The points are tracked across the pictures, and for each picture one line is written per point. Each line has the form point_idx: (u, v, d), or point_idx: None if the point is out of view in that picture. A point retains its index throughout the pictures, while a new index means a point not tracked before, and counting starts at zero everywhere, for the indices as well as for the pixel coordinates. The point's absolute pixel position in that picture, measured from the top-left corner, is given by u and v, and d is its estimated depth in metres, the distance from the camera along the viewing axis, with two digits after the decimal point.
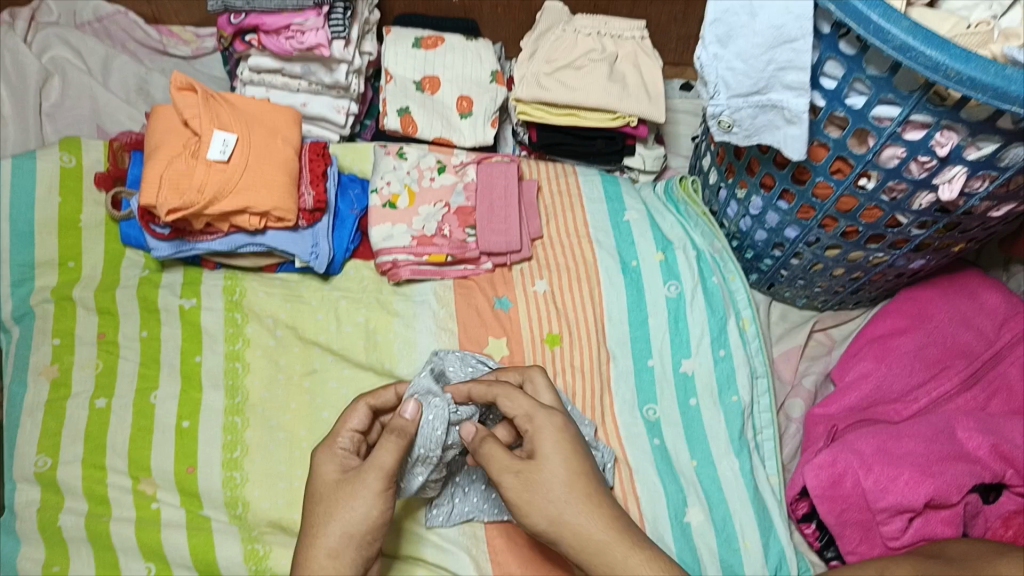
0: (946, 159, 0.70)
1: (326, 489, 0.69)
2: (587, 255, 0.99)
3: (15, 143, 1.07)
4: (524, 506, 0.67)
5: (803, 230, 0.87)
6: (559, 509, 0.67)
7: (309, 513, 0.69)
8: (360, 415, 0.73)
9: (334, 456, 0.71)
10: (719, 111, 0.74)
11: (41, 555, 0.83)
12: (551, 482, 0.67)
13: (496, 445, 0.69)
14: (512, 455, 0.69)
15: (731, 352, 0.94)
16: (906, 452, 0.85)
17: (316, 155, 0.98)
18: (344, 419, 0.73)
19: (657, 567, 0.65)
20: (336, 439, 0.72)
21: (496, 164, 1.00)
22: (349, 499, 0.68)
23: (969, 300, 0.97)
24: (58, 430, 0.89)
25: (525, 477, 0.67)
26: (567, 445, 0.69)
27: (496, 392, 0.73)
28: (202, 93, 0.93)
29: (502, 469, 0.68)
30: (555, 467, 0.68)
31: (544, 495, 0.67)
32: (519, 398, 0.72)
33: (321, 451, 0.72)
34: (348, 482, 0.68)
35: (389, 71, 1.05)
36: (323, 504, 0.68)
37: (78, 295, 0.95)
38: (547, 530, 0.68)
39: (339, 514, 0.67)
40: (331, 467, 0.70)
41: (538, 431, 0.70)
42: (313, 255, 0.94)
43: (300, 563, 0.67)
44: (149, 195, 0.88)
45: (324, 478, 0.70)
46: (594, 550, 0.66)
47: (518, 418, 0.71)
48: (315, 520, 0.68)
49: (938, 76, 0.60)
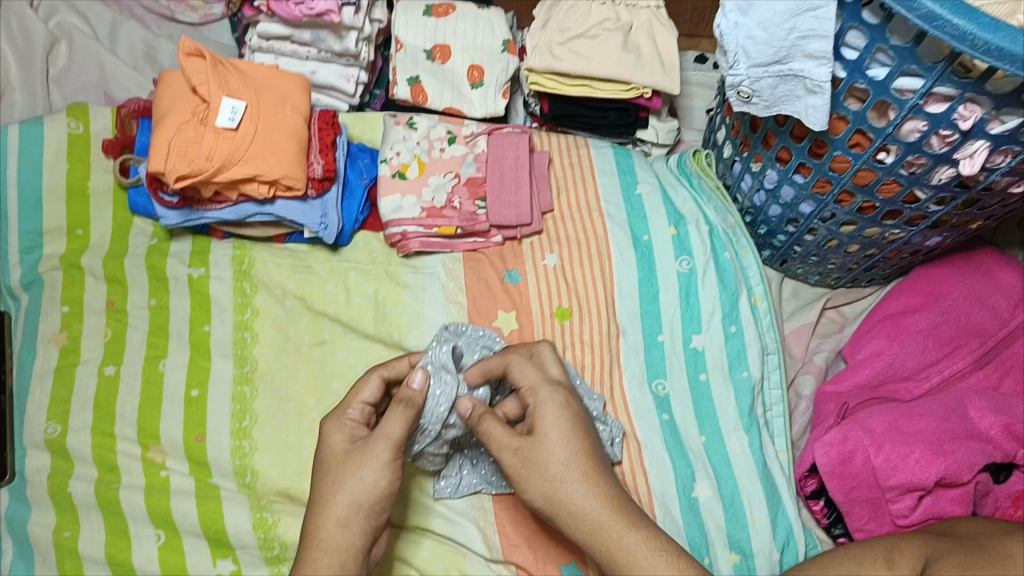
0: (968, 133, 0.68)
1: (335, 460, 0.69)
2: (598, 229, 0.98)
3: (21, 110, 1.07)
4: (522, 482, 0.68)
5: (818, 205, 0.85)
6: (555, 488, 0.67)
7: (317, 482, 0.69)
8: (373, 388, 0.72)
9: (343, 427, 0.71)
10: (738, 81, 0.73)
11: (52, 521, 0.85)
12: (548, 459, 0.67)
13: (494, 423, 0.69)
14: (510, 432, 0.69)
15: (742, 328, 0.93)
16: (917, 430, 0.85)
17: (325, 125, 0.96)
18: (356, 391, 0.72)
19: (655, 547, 0.65)
20: (345, 411, 0.72)
21: (507, 135, 0.98)
22: (358, 469, 0.68)
23: (984, 278, 0.96)
24: (67, 398, 0.89)
25: (523, 454, 0.68)
26: (568, 421, 0.69)
27: (509, 361, 0.73)
28: (210, 59, 0.91)
29: (502, 446, 0.69)
30: (554, 445, 0.68)
31: (541, 473, 0.67)
32: (529, 368, 0.72)
33: (329, 421, 0.72)
34: (358, 453, 0.68)
35: (399, 39, 1.04)
36: (331, 474, 0.68)
37: (87, 263, 0.95)
38: (545, 507, 0.68)
39: (348, 483, 0.67)
40: (340, 438, 0.70)
41: (538, 406, 0.69)
42: (322, 225, 0.94)
43: (308, 531, 0.67)
44: (157, 162, 0.87)
45: (333, 448, 0.70)
46: (588, 529, 0.66)
47: (523, 389, 0.71)
48: (323, 490, 0.68)
49: (964, 46, 0.58)
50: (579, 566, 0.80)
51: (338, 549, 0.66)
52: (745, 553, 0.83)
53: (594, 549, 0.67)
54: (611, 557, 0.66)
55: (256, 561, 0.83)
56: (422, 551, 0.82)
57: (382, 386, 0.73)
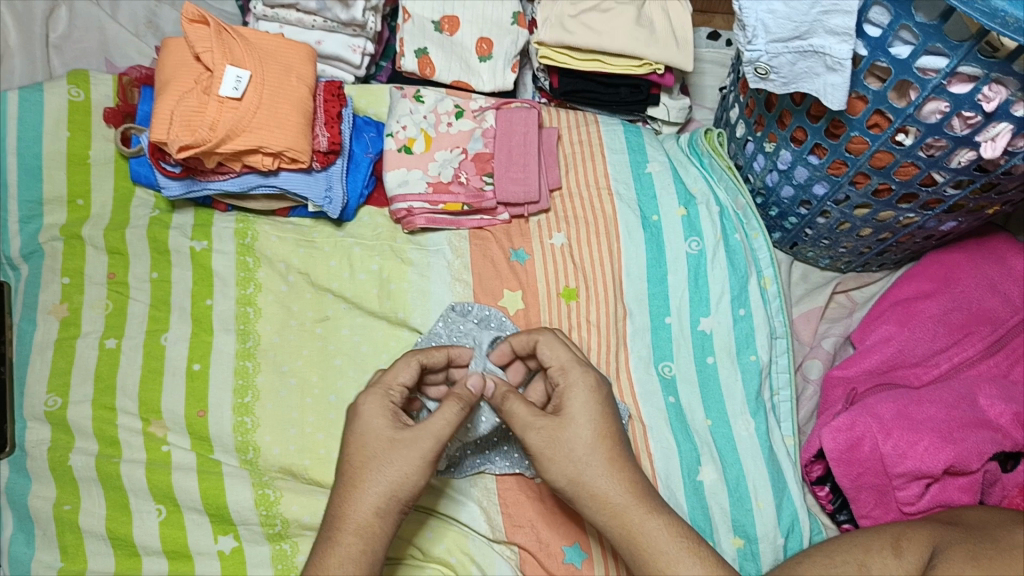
0: (992, 115, 0.67)
1: (377, 443, 0.66)
2: (606, 208, 0.96)
3: (21, 77, 1.05)
4: (546, 463, 0.66)
5: (833, 186, 0.84)
6: (580, 470, 0.66)
7: (353, 459, 0.66)
8: (406, 367, 0.70)
9: (388, 409, 0.68)
10: (755, 57, 0.70)
11: (52, 494, 0.84)
12: (572, 442, 0.66)
13: (518, 403, 0.68)
14: (534, 411, 0.67)
15: (751, 311, 0.92)
16: (927, 417, 0.84)
17: (331, 96, 0.94)
18: (395, 372, 0.70)
19: (676, 533, 0.65)
20: (387, 391, 0.69)
21: (515, 110, 0.96)
22: (403, 461, 0.65)
23: (997, 265, 0.94)
24: (68, 369, 0.88)
25: (548, 433, 0.66)
26: (596, 405, 0.68)
27: (538, 337, 0.71)
28: (214, 25, 0.89)
29: (526, 426, 0.67)
30: (581, 428, 0.66)
31: (566, 454, 0.66)
32: (558, 347, 0.70)
33: (370, 403, 0.68)
34: (405, 444, 0.66)
35: (407, 10, 1.01)
36: (373, 457, 0.66)
37: (87, 233, 0.94)
38: (566, 488, 0.67)
39: (389, 474, 0.65)
40: (385, 422, 0.67)
41: (569, 387, 0.68)
42: (327, 199, 0.92)
43: (342, 510, 0.65)
44: (159, 130, 0.86)
45: (376, 431, 0.67)
46: (611, 513, 0.66)
47: (552, 369, 0.70)
48: (361, 471, 0.66)
49: (994, 24, 0.56)
50: (583, 548, 0.80)
51: (371, 535, 0.65)
52: (749, 537, 0.82)
53: (613, 533, 0.66)
54: (631, 541, 0.65)
55: (257, 537, 0.83)
56: (426, 530, 0.81)
57: (418, 368, 0.71)
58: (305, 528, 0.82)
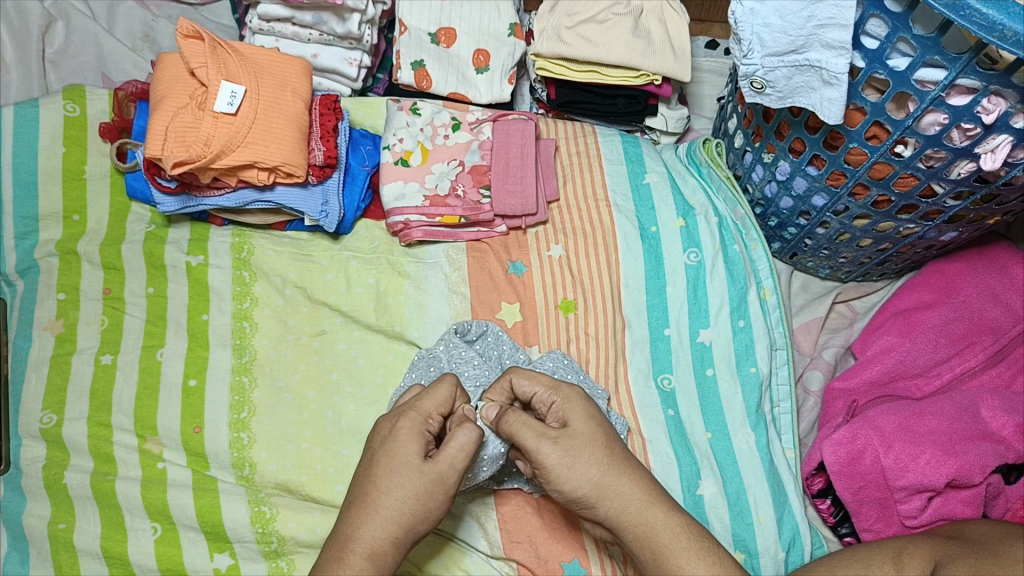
0: (991, 127, 0.66)
1: (403, 469, 0.64)
2: (604, 219, 0.95)
3: (17, 90, 1.05)
4: (566, 472, 0.64)
5: (832, 197, 0.83)
6: (604, 472, 0.65)
7: (377, 479, 0.65)
8: (447, 395, 0.68)
9: (421, 437, 0.66)
10: (751, 71, 0.69)
11: (46, 512, 0.83)
12: (588, 449, 0.65)
13: (520, 417, 0.66)
14: (544, 425, 0.66)
15: (750, 322, 0.91)
16: (929, 430, 0.83)
17: (326, 109, 0.94)
18: (436, 400, 0.67)
19: (696, 531, 0.65)
20: (426, 419, 0.67)
21: (513, 121, 0.95)
22: (425, 493, 0.64)
23: (998, 275, 0.94)
24: (63, 386, 0.87)
25: (563, 443, 0.65)
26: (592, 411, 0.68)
27: (511, 372, 0.70)
28: (209, 41, 0.88)
29: (539, 437, 0.65)
30: (592, 429, 0.66)
31: (587, 459, 0.65)
32: (537, 375, 0.70)
33: (405, 425, 0.66)
34: (429, 479, 0.64)
35: (403, 22, 1.01)
36: (398, 482, 0.64)
37: (83, 249, 0.93)
38: (591, 494, 0.65)
39: (410, 506, 0.64)
40: (415, 449, 0.65)
41: (567, 399, 0.68)
42: (323, 213, 0.92)
43: (356, 532, 0.64)
44: (154, 147, 0.85)
45: (405, 456, 0.65)
46: (632, 511, 0.65)
47: (541, 393, 0.69)
48: (385, 497, 0.64)
49: (992, 37, 0.56)
50: (583, 564, 0.80)
51: (381, 561, 0.63)
52: (750, 552, 0.82)
53: (632, 534, 0.65)
54: (651, 541, 0.64)
55: (254, 555, 0.82)
56: (436, 556, 0.80)
57: (456, 394, 0.69)
58: (302, 544, 0.81)
